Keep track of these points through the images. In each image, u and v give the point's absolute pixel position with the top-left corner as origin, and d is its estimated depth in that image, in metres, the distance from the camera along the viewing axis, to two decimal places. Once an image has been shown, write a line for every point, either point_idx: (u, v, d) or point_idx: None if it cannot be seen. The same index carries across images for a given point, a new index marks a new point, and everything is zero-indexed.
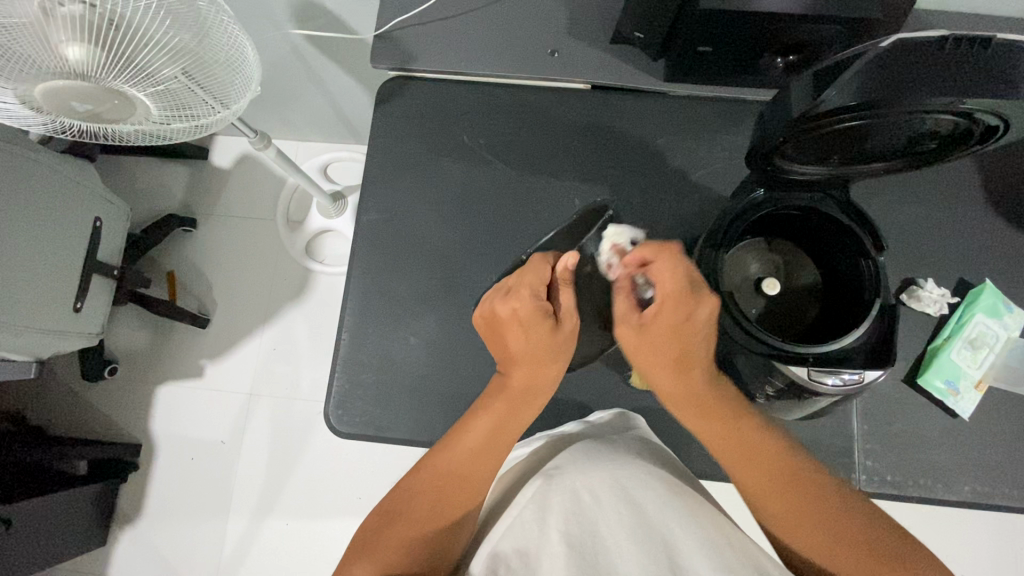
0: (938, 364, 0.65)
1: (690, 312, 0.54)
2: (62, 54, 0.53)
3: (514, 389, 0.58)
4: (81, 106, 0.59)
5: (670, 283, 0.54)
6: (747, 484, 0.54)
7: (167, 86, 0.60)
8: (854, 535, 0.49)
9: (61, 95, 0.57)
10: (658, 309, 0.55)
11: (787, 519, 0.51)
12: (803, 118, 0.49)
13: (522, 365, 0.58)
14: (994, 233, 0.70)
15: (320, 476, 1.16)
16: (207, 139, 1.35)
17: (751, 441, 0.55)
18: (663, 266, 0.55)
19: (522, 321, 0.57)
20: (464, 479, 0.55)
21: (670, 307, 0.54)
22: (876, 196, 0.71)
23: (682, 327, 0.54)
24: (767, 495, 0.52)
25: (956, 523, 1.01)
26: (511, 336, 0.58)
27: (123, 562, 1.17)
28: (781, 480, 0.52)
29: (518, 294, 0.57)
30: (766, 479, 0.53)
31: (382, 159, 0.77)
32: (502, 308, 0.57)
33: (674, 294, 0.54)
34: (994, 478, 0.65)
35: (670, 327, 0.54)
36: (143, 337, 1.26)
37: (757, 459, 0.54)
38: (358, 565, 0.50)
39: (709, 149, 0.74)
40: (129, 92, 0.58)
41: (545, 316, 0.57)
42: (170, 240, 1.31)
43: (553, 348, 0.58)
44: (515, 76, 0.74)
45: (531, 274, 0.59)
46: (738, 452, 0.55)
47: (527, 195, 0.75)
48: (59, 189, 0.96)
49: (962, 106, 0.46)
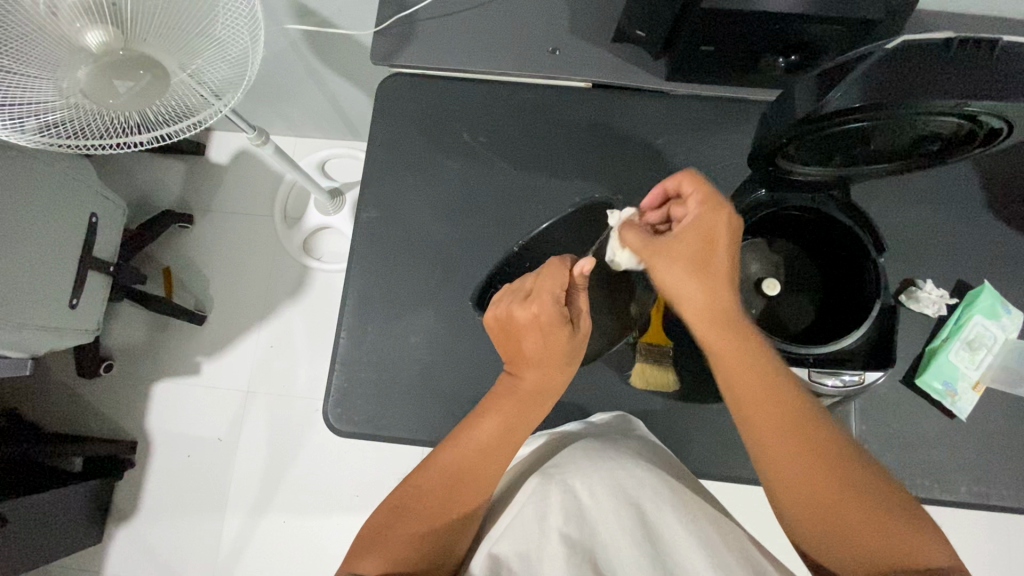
0: (937, 364, 0.66)
1: (720, 218, 0.52)
2: (86, 43, 0.57)
3: (525, 392, 0.57)
4: (122, 84, 0.58)
5: (699, 191, 0.52)
6: (763, 444, 0.49)
7: (187, 64, 0.61)
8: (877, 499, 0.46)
9: (101, 78, 0.58)
10: (691, 215, 0.53)
11: (810, 487, 0.47)
12: (807, 120, 0.49)
13: (537, 368, 0.57)
14: (993, 233, 0.70)
15: (318, 474, 1.16)
16: (205, 134, 1.34)
17: (777, 393, 0.50)
18: (687, 181, 0.53)
19: (542, 326, 0.55)
20: (472, 476, 0.54)
21: (705, 213, 0.52)
22: (877, 196, 0.71)
23: (715, 234, 0.52)
24: (790, 460, 0.48)
25: (953, 522, 1.02)
26: (528, 340, 0.56)
27: (119, 558, 1.17)
28: (813, 446, 0.48)
29: (540, 299, 0.55)
30: (791, 442, 0.48)
31: (382, 156, 0.77)
32: (522, 313, 0.55)
33: (710, 198, 0.52)
34: (992, 478, 0.65)
35: (701, 236, 0.52)
36: (139, 333, 1.25)
37: (779, 419, 0.49)
38: (365, 564, 0.50)
39: (710, 149, 0.74)
40: (160, 61, 0.60)
41: (564, 322, 0.56)
42: (168, 236, 1.30)
43: (571, 352, 0.57)
44: (517, 73, 0.74)
45: (549, 277, 0.57)
46: (770, 415, 0.49)
47: (527, 193, 0.75)
48: (56, 184, 0.96)
49: (967, 108, 0.46)
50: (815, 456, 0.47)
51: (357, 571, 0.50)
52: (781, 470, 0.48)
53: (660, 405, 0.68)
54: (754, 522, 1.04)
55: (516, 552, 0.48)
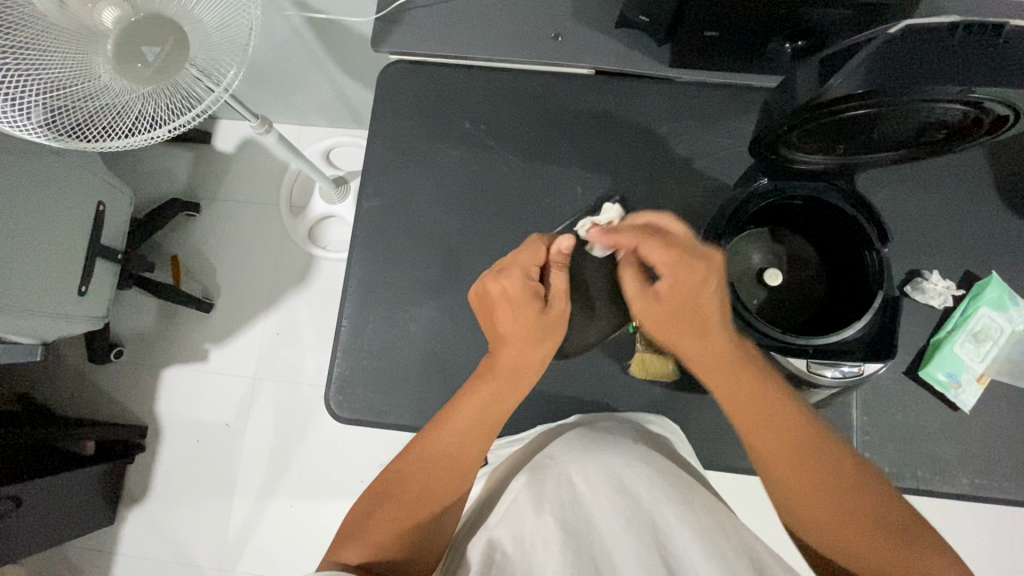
0: (941, 356, 0.65)
1: (699, 276, 0.52)
2: (103, 22, 0.58)
3: (500, 368, 0.58)
4: (150, 51, 0.59)
5: (665, 255, 0.53)
6: (778, 467, 0.50)
7: (207, 40, 0.61)
8: (865, 509, 0.48)
9: (121, 55, 0.59)
10: (670, 279, 0.53)
11: (804, 492, 0.49)
12: (808, 106, 0.48)
13: (511, 344, 0.57)
14: (1002, 223, 0.69)
15: (322, 459, 1.18)
16: (210, 122, 1.34)
17: (773, 409, 0.51)
18: (652, 247, 0.53)
19: (511, 300, 0.57)
20: (450, 462, 0.55)
21: (683, 274, 0.52)
22: (885, 185, 0.70)
23: (696, 292, 0.53)
24: (782, 476, 0.50)
25: (952, 515, 1.01)
26: (501, 314, 0.58)
27: (130, 540, 1.20)
28: (816, 467, 0.49)
29: (511, 273, 0.58)
30: (790, 464, 0.49)
31: (384, 144, 0.77)
32: (492, 287, 0.58)
33: (680, 258, 0.52)
34: (994, 471, 0.65)
35: (685, 293, 0.53)
36: (149, 320, 1.27)
37: (785, 441, 0.50)
38: (346, 552, 0.51)
39: (714, 137, 0.73)
40: (171, 36, 0.60)
41: (534, 297, 0.57)
42: (174, 224, 1.31)
43: (541, 330, 0.57)
44: (517, 60, 0.73)
45: (525, 253, 0.59)
46: (773, 439, 0.50)
47: (529, 182, 0.74)
48: (63, 173, 0.96)
49: (971, 94, 0.44)
50: (809, 472, 0.49)
51: (339, 558, 0.51)
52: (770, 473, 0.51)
53: (660, 395, 0.69)
54: (751, 510, 1.05)
55: (512, 535, 0.49)
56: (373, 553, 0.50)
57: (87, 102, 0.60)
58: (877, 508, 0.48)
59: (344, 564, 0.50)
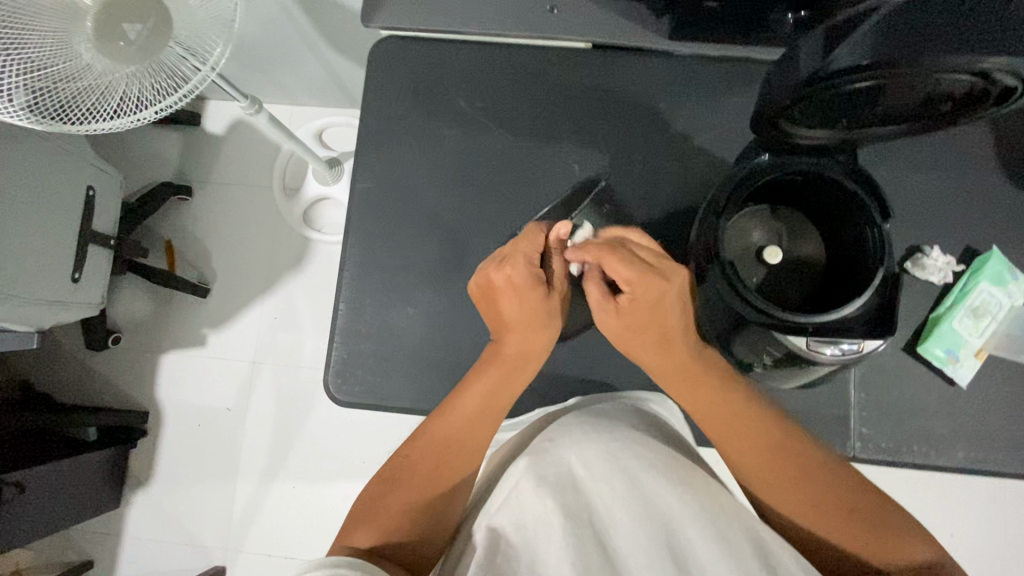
0: (940, 332, 0.65)
1: (661, 293, 0.54)
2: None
3: (507, 356, 0.59)
4: (132, 28, 0.57)
5: (629, 272, 0.54)
6: (746, 466, 0.53)
7: (190, 16, 0.59)
8: (833, 503, 0.49)
9: (104, 32, 0.57)
10: (633, 295, 0.55)
11: (774, 489, 0.51)
12: (812, 80, 0.47)
13: (518, 330, 0.58)
14: (1004, 197, 0.68)
15: (324, 443, 1.19)
16: (199, 103, 1.31)
17: (733, 412, 0.54)
18: (615, 265, 0.54)
19: (517, 287, 0.57)
20: (459, 446, 0.55)
21: (645, 290, 0.54)
22: (887, 160, 0.69)
23: (658, 308, 0.55)
24: (756, 473, 0.52)
25: (945, 488, 1.03)
26: (506, 302, 0.58)
27: (137, 523, 1.21)
28: (786, 464, 0.51)
29: (514, 262, 0.57)
30: (761, 459, 0.52)
31: (377, 124, 0.75)
32: (496, 276, 0.57)
33: (642, 277, 0.54)
34: (990, 445, 0.65)
35: (647, 308, 0.55)
36: (146, 306, 1.27)
37: (752, 440, 0.53)
38: (356, 536, 0.51)
39: (715, 111, 0.72)
40: (153, 12, 0.58)
41: (539, 283, 0.57)
42: (166, 208, 1.29)
43: (548, 314, 0.58)
44: (512, 34, 0.70)
45: (525, 242, 0.59)
46: (736, 438, 0.53)
47: (525, 161, 0.73)
48: (48, 157, 0.94)
49: (980, 65, 0.43)
50: (773, 467, 0.51)
51: (349, 543, 0.51)
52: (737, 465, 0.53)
53: None
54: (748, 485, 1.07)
55: (513, 522, 0.49)
56: (383, 536, 0.51)
57: (68, 82, 0.58)
58: (852, 500, 0.49)
59: (355, 549, 0.50)
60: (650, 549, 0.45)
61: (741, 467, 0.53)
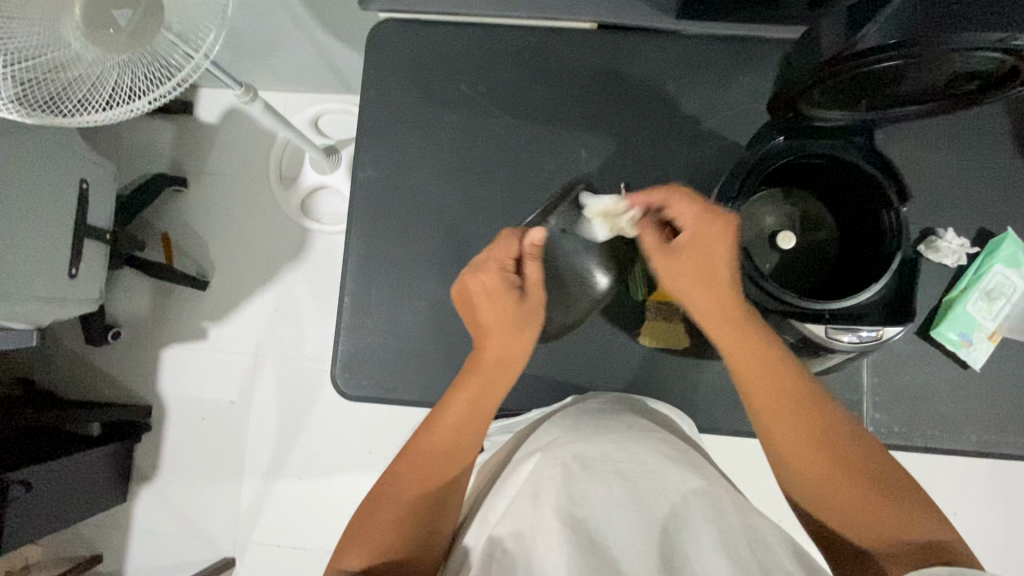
0: (954, 315, 0.64)
1: (721, 231, 0.54)
2: None
3: (487, 363, 0.57)
4: (121, 14, 0.54)
5: (690, 208, 0.55)
6: (780, 433, 0.50)
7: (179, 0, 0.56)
8: (863, 468, 0.48)
9: (90, 18, 0.54)
10: (691, 232, 0.54)
11: (805, 459, 0.49)
12: (835, 60, 0.46)
13: (494, 337, 0.57)
14: (1019, 176, 0.67)
15: (329, 434, 1.18)
16: (191, 91, 1.28)
17: (781, 367, 0.52)
18: (680, 200, 0.55)
19: (489, 293, 0.58)
20: (445, 457, 0.54)
21: (703, 228, 0.54)
22: (902, 141, 0.67)
23: (716, 246, 0.54)
24: (790, 439, 0.49)
25: (950, 468, 1.04)
26: (481, 308, 0.58)
27: (144, 518, 1.21)
28: (821, 434, 0.49)
29: (487, 268, 0.58)
30: (794, 426, 0.49)
31: (377, 111, 0.73)
32: (472, 282, 0.59)
33: (705, 212, 0.54)
34: (1003, 427, 0.65)
35: (706, 245, 0.54)
36: (144, 300, 1.25)
37: (788, 405, 0.50)
38: (348, 557, 0.50)
39: (725, 93, 0.70)
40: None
41: (511, 289, 0.58)
42: (162, 200, 1.27)
43: (522, 319, 0.58)
44: (515, 15, 0.68)
45: (498, 247, 0.59)
46: (778, 399, 0.51)
47: (531, 147, 0.71)
48: (39, 150, 0.91)
49: (1012, 43, 0.41)
50: (810, 426, 0.49)
51: (343, 564, 0.50)
52: (768, 427, 0.51)
53: (671, 362, 0.68)
54: (754, 469, 1.07)
55: (512, 530, 0.48)
56: (375, 556, 0.50)
57: (55, 72, 0.56)
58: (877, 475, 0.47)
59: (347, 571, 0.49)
60: (649, 552, 0.44)
61: (774, 432, 0.50)
